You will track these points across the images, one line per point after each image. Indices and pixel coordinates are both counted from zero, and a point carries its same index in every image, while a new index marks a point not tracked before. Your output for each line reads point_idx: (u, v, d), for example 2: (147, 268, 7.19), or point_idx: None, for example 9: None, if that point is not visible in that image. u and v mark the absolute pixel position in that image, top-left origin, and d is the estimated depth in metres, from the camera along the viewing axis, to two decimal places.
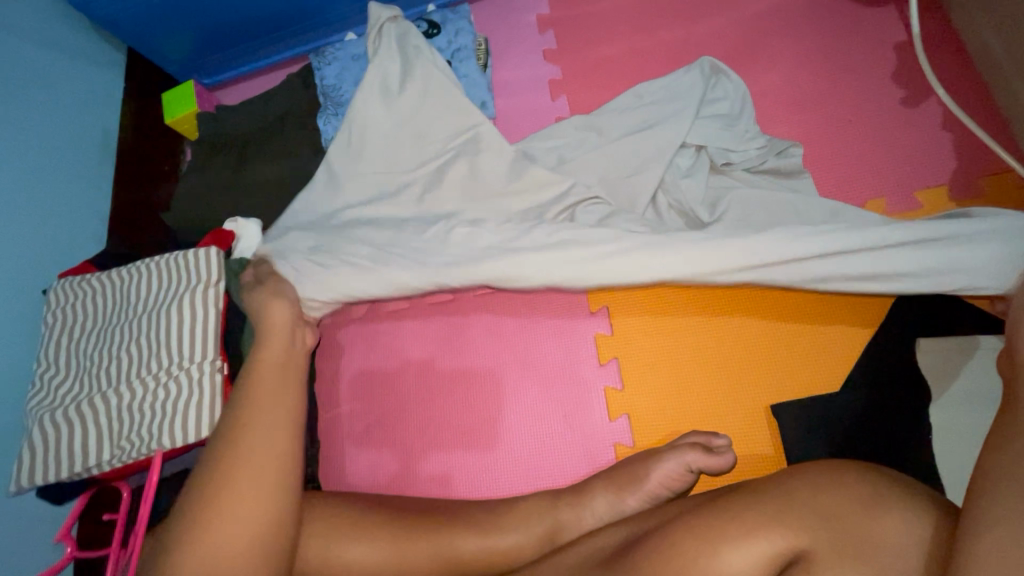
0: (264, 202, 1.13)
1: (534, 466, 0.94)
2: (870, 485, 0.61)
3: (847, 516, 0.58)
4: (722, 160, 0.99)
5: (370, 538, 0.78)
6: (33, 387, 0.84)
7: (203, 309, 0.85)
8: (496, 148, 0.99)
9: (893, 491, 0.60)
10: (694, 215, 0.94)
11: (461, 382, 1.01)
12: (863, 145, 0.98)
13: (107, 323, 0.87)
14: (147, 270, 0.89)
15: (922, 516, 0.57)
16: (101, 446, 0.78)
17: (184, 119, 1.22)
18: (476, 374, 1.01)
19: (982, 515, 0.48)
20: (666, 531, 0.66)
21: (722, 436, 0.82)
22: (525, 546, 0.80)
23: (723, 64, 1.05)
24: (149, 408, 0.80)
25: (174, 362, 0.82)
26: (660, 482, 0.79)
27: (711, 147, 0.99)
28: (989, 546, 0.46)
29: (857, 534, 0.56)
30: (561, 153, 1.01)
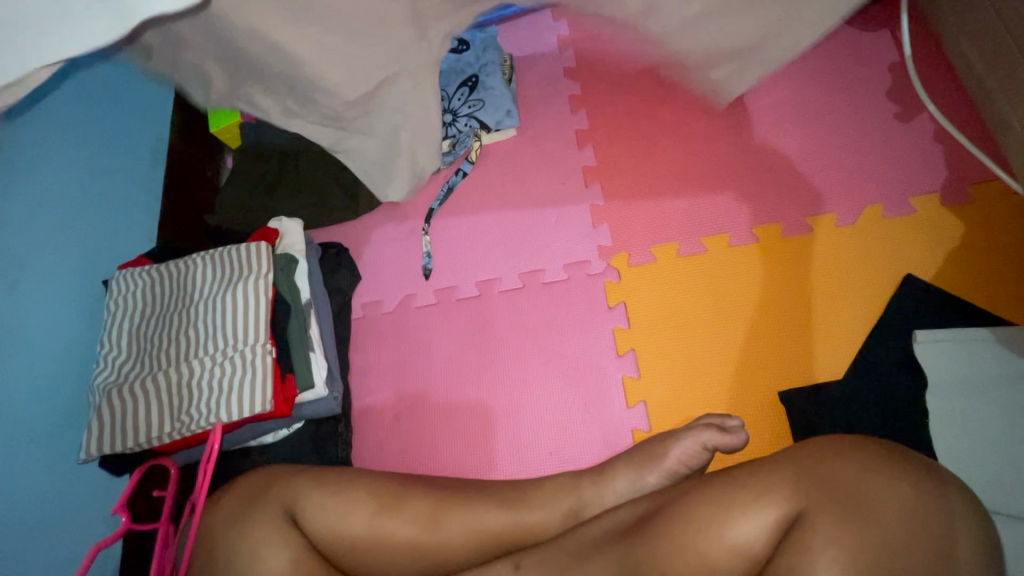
0: (303, 205, 1.21)
1: (555, 451, 1.01)
2: (884, 460, 0.64)
3: (854, 488, 0.62)
4: None
5: (412, 510, 0.85)
6: (97, 366, 0.91)
7: (255, 298, 0.93)
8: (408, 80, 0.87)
9: (905, 468, 0.63)
10: None
11: (486, 373, 1.08)
12: (863, 156, 1.05)
13: (166, 311, 0.95)
14: (202, 263, 0.97)
15: (932, 492, 0.60)
16: (163, 420, 0.86)
17: (228, 128, 1.33)
18: (500, 364, 1.08)
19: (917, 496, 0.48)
20: (679, 501, 0.73)
21: (734, 418, 0.88)
22: (551, 521, 0.85)
23: None
24: (207, 385, 0.88)
25: (229, 344, 0.90)
26: (679, 460, 0.85)
27: None
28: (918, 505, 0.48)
29: (860, 504, 0.61)
30: None
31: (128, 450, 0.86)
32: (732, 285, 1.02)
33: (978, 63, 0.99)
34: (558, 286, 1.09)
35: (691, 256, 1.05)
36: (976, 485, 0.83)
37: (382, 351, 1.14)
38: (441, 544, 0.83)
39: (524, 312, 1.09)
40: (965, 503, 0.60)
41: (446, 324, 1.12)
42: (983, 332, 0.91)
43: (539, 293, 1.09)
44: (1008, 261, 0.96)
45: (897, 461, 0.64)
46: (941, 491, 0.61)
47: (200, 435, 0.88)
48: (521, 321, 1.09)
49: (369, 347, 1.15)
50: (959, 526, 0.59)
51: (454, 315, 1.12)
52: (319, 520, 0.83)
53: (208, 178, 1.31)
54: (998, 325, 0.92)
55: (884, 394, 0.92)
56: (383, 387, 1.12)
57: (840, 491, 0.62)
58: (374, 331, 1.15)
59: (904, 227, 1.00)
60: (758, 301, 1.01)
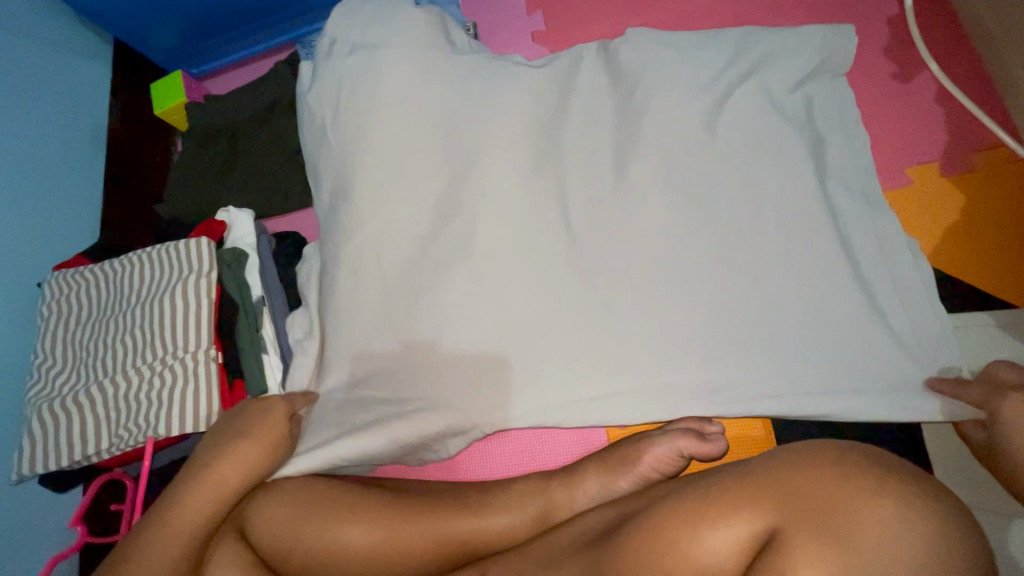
0: (259, 191, 1.15)
1: (526, 448, 0.97)
2: (862, 471, 0.59)
3: (826, 503, 0.57)
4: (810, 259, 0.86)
5: (367, 518, 0.80)
6: (31, 378, 0.85)
7: (195, 300, 0.87)
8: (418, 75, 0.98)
9: (890, 482, 0.57)
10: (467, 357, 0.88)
11: None
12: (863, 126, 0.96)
13: (102, 315, 0.89)
14: (140, 262, 0.91)
15: (914, 508, 0.55)
16: (100, 435, 0.81)
17: (173, 110, 1.22)
18: None
19: (798, 545, 0.55)
20: (649, 513, 0.68)
21: (715, 424, 0.82)
22: (519, 526, 0.82)
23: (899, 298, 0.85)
24: (146, 397, 0.82)
25: (168, 351, 0.84)
26: (652, 465, 0.80)
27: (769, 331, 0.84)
28: (812, 548, 0.54)
29: (834, 519, 0.56)
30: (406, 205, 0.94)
31: (65, 467, 0.81)
32: None
33: (983, 12, 0.88)
34: None
35: None
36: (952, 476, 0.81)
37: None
38: (398, 553, 0.78)
39: None
40: (961, 535, 0.54)
41: None
42: (980, 317, 0.85)
43: None
44: (1010, 235, 0.88)
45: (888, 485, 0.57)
46: (926, 505, 0.55)
47: (140, 450, 0.82)
48: None
49: None
50: (949, 564, 0.52)
51: None
52: (265, 531, 0.79)
53: (159, 164, 1.22)
54: (996, 308, 0.86)
55: None
56: None
57: (816, 506, 0.57)
58: None
59: (898, 203, 0.93)
60: None
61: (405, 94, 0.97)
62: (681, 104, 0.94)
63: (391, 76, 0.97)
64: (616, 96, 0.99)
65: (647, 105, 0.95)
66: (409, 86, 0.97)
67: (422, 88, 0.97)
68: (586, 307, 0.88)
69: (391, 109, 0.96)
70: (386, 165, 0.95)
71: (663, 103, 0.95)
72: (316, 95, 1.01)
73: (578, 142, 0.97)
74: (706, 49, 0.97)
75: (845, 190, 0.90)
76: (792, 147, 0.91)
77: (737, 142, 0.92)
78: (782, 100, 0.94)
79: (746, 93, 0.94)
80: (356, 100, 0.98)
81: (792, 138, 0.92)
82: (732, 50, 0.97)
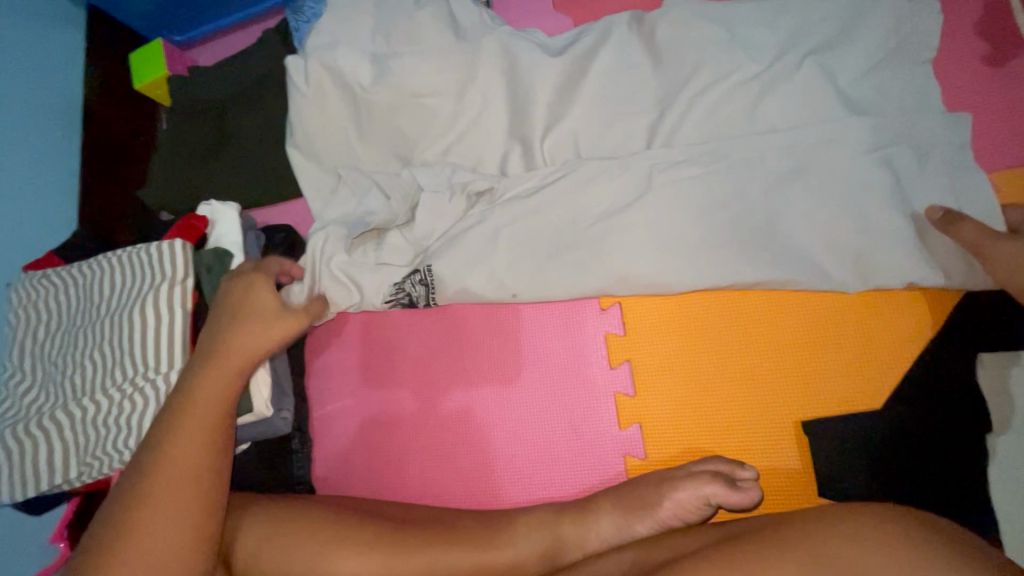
0: (247, 177, 1.04)
1: (536, 476, 0.87)
2: (915, 542, 0.51)
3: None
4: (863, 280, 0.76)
5: (364, 546, 0.74)
6: (3, 395, 0.81)
7: (169, 311, 0.79)
8: (433, 54, 0.89)
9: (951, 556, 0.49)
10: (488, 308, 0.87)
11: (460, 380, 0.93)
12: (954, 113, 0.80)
13: (73, 325, 0.82)
14: (111, 267, 0.82)
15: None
16: (68, 463, 0.75)
17: (155, 84, 1.11)
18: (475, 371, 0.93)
19: None
20: (672, 568, 0.59)
21: (748, 468, 0.74)
22: (524, 564, 0.74)
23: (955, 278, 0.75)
24: (113, 422, 0.75)
25: (139, 371, 0.77)
26: (675, 512, 0.72)
27: None
28: None
29: None
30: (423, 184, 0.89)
31: (35, 495, 0.76)
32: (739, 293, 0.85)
33: None
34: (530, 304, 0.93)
35: (807, 342, 0.82)
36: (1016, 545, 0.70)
37: (345, 351, 0.99)
38: None
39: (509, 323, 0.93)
40: None
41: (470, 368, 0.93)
42: None
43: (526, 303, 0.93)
44: None
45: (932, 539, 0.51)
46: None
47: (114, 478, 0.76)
48: (500, 326, 0.93)
49: (326, 348, 1.00)
50: None
51: (426, 316, 0.97)
52: (254, 555, 0.74)
53: (143, 145, 1.11)
54: None
55: (932, 428, 0.75)
56: (343, 394, 0.97)
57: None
58: (333, 330, 1.00)
59: None
60: (823, 351, 0.81)
61: (416, 72, 0.89)
62: (724, 100, 0.82)
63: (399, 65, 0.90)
64: (653, 83, 0.85)
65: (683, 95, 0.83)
66: (420, 64, 0.89)
67: (436, 64, 0.89)
68: None
69: (403, 88, 0.90)
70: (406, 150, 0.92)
71: (705, 102, 0.82)
72: (320, 107, 0.93)
73: (604, 142, 0.85)
74: (755, 26, 0.84)
75: (928, 196, 0.76)
76: (858, 147, 0.78)
77: (792, 142, 0.79)
78: (847, 87, 0.80)
79: (805, 77, 0.80)
80: (360, 78, 0.91)
81: (860, 135, 0.77)
82: (788, 32, 0.83)
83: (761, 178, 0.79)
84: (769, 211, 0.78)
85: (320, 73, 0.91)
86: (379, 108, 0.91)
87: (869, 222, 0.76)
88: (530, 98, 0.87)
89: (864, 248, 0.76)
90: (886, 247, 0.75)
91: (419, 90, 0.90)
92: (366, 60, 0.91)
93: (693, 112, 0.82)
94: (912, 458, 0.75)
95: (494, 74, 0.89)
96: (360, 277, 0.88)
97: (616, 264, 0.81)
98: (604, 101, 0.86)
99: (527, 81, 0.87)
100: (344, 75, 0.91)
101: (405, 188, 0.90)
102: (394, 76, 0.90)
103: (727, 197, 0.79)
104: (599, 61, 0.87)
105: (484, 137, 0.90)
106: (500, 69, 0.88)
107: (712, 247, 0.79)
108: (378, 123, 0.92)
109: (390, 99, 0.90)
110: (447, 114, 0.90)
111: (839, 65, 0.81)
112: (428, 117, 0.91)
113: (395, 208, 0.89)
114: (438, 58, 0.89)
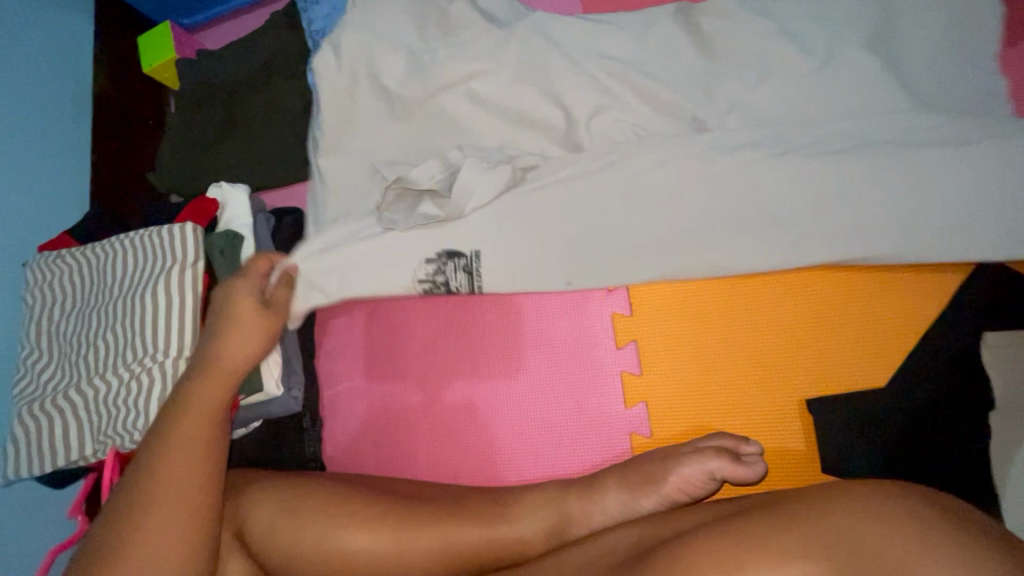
0: (255, 160, 1.04)
1: (542, 455, 0.88)
2: (918, 515, 0.52)
3: (885, 546, 0.49)
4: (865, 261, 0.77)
5: (374, 520, 0.76)
6: (18, 372, 0.83)
7: (180, 293, 0.80)
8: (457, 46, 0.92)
9: (952, 528, 0.50)
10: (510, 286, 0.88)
11: (467, 365, 0.94)
12: (971, 92, 0.79)
13: (85, 307, 0.84)
14: (122, 250, 0.84)
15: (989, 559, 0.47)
16: (83, 440, 0.77)
17: (164, 67, 1.12)
18: (483, 363, 0.93)
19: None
20: (680, 541, 0.60)
21: (752, 444, 0.75)
22: (531, 539, 0.75)
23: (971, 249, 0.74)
24: (122, 403, 0.77)
25: (149, 352, 0.78)
26: (679, 487, 0.73)
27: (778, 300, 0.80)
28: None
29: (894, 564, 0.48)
30: (454, 159, 0.87)
31: (52, 470, 0.78)
32: (739, 283, 0.86)
33: None
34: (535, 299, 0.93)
35: (812, 321, 0.82)
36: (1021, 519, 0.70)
37: (354, 338, 1.00)
38: (402, 560, 0.73)
39: (516, 317, 0.94)
40: None
41: (478, 359, 0.94)
42: None
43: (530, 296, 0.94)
44: None
45: (943, 522, 0.51)
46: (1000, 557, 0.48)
47: (124, 456, 0.77)
48: (507, 319, 0.94)
49: (336, 329, 1.01)
50: None
51: (433, 307, 0.97)
52: (268, 529, 0.76)
53: (152, 128, 1.12)
54: None
55: (936, 407, 0.76)
56: (353, 375, 0.99)
57: (864, 546, 0.50)
58: (341, 311, 1.01)
59: None
60: (826, 330, 0.82)
61: (441, 58, 0.91)
62: (729, 85, 0.84)
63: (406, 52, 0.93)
64: (659, 64, 0.87)
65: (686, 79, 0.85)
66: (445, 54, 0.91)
67: (461, 52, 0.91)
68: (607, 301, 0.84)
69: (430, 77, 0.91)
70: (434, 136, 0.92)
71: (717, 92, 0.84)
72: (349, 104, 0.95)
73: (620, 131, 0.87)
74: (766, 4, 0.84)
75: None
76: (872, 129, 0.78)
77: (805, 129, 0.80)
78: (852, 63, 0.81)
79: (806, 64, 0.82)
80: (382, 70, 0.93)
81: (862, 115, 0.79)
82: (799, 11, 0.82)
83: (775, 159, 0.79)
84: (780, 190, 0.78)
85: (346, 70, 0.94)
86: (405, 95, 0.93)
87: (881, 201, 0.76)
88: (544, 84, 0.89)
89: (872, 226, 0.76)
90: (892, 227, 0.75)
91: (447, 78, 0.91)
92: (389, 54, 0.93)
93: (705, 102, 0.84)
94: (913, 438, 0.76)
95: (517, 61, 0.90)
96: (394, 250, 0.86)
97: (628, 247, 0.83)
98: (623, 91, 0.87)
99: (549, 70, 0.88)
100: (370, 69, 0.94)
101: (435, 162, 0.87)
102: (418, 66, 0.92)
103: (740, 178, 0.80)
104: (617, 52, 0.88)
105: (505, 121, 0.91)
106: (523, 57, 0.89)
107: (726, 231, 0.80)
108: (405, 111, 0.93)
109: (417, 89, 0.92)
110: (472, 99, 0.91)
111: (844, 48, 0.82)
112: (457, 98, 0.91)
113: (429, 179, 0.86)
114: (463, 47, 0.91)
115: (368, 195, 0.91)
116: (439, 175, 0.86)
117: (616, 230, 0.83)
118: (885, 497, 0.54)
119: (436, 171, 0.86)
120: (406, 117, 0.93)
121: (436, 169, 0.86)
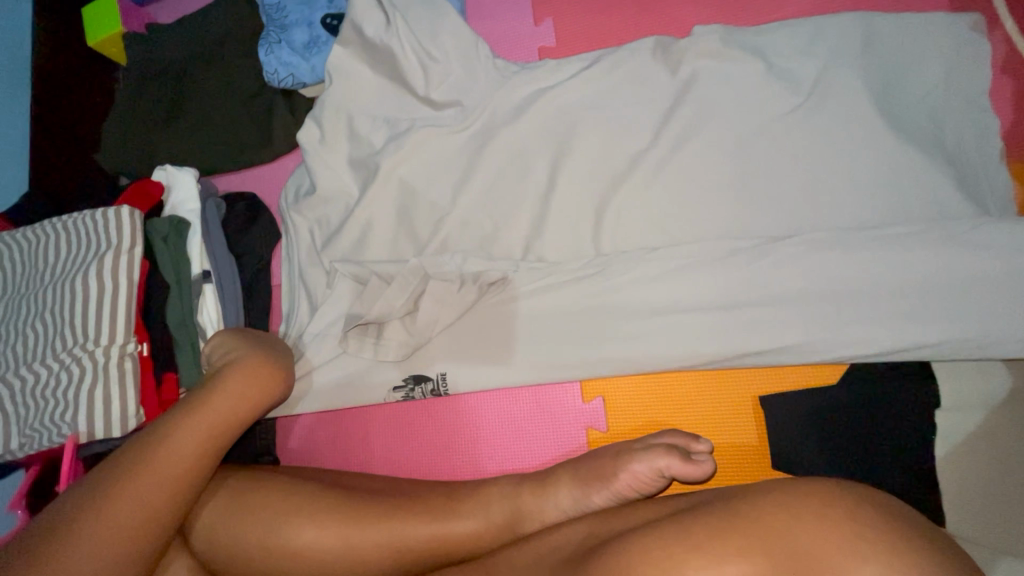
0: (207, 142, 0.99)
1: (498, 451, 0.87)
2: (853, 510, 0.52)
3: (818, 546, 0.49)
4: (824, 258, 0.75)
5: (320, 516, 0.73)
6: None
7: (113, 279, 0.77)
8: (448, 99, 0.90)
9: (884, 525, 0.50)
10: (463, 345, 0.86)
11: (430, 426, 0.90)
12: (935, 100, 0.79)
13: (16, 294, 0.80)
14: (56, 234, 0.80)
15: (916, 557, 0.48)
16: (8, 435, 0.74)
17: (110, 42, 1.04)
18: (447, 450, 0.89)
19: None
20: (623, 539, 0.59)
21: (703, 441, 0.75)
22: (482, 534, 0.74)
23: (932, 245, 0.72)
24: (51, 394, 0.74)
25: (79, 342, 0.75)
26: (629, 485, 0.73)
27: (729, 299, 0.78)
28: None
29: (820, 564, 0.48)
30: (424, 278, 0.84)
31: None
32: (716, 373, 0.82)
33: None
34: (504, 396, 0.88)
35: None
36: (956, 514, 0.72)
37: (313, 419, 0.94)
38: (345, 554, 0.72)
39: (484, 409, 0.89)
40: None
41: (442, 428, 0.90)
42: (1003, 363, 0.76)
43: (499, 393, 0.88)
44: None
45: (876, 517, 0.51)
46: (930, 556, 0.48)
47: (55, 450, 0.75)
48: (474, 405, 0.89)
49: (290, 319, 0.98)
50: None
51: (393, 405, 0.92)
52: (213, 525, 0.74)
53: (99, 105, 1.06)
54: None
55: (887, 406, 0.77)
56: None
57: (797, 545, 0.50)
58: None
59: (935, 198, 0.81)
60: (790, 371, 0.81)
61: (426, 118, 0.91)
62: (687, 89, 0.84)
63: (366, 43, 0.91)
64: (618, 64, 0.87)
65: (645, 82, 0.86)
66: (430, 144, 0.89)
67: (449, 129, 0.89)
68: (568, 304, 0.83)
69: (412, 130, 0.90)
70: (407, 191, 0.89)
71: (683, 99, 0.84)
72: (326, 179, 0.91)
73: (586, 145, 0.85)
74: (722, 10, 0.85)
75: (883, 178, 0.77)
76: (831, 141, 0.79)
77: (764, 141, 0.81)
78: (805, 68, 0.82)
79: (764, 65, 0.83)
80: (362, 116, 0.92)
81: (817, 118, 0.80)
82: None
83: (732, 175, 0.81)
84: (728, 202, 0.80)
85: (323, 155, 0.91)
86: (387, 166, 0.89)
87: (835, 208, 0.78)
88: (506, 90, 0.89)
89: (813, 226, 0.78)
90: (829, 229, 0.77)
91: (430, 144, 0.89)
92: (372, 101, 0.92)
93: (671, 111, 0.84)
94: (863, 434, 0.76)
95: (484, 74, 0.90)
96: (367, 369, 0.87)
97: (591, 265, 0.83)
98: (582, 96, 0.87)
99: (520, 88, 0.89)
100: (353, 159, 0.92)
101: (399, 279, 0.84)
102: (402, 154, 0.89)
103: (695, 188, 0.81)
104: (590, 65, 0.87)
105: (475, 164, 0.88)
106: (488, 62, 0.90)
107: (693, 260, 0.79)
108: (378, 198, 0.89)
109: (391, 161, 0.89)
110: (448, 160, 0.89)
111: (799, 53, 0.83)
112: (440, 163, 0.89)
113: (391, 305, 0.83)
114: (448, 129, 0.89)
115: (336, 302, 0.88)
116: (403, 299, 0.83)
117: (580, 246, 0.84)
118: (823, 492, 0.54)
119: (401, 290, 0.84)
120: (380, 202, 0.89)
121: (399, 295, 0.83)
